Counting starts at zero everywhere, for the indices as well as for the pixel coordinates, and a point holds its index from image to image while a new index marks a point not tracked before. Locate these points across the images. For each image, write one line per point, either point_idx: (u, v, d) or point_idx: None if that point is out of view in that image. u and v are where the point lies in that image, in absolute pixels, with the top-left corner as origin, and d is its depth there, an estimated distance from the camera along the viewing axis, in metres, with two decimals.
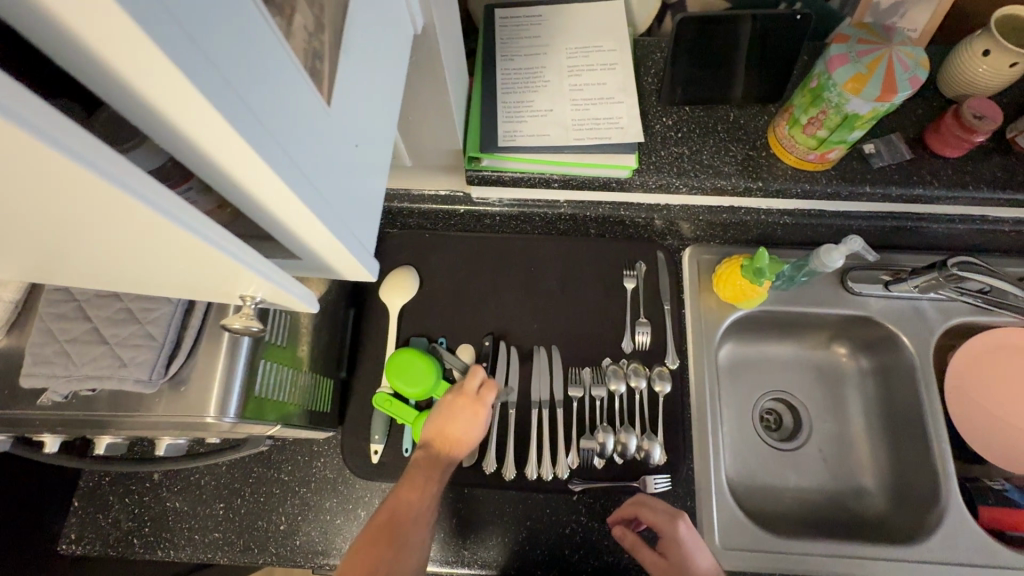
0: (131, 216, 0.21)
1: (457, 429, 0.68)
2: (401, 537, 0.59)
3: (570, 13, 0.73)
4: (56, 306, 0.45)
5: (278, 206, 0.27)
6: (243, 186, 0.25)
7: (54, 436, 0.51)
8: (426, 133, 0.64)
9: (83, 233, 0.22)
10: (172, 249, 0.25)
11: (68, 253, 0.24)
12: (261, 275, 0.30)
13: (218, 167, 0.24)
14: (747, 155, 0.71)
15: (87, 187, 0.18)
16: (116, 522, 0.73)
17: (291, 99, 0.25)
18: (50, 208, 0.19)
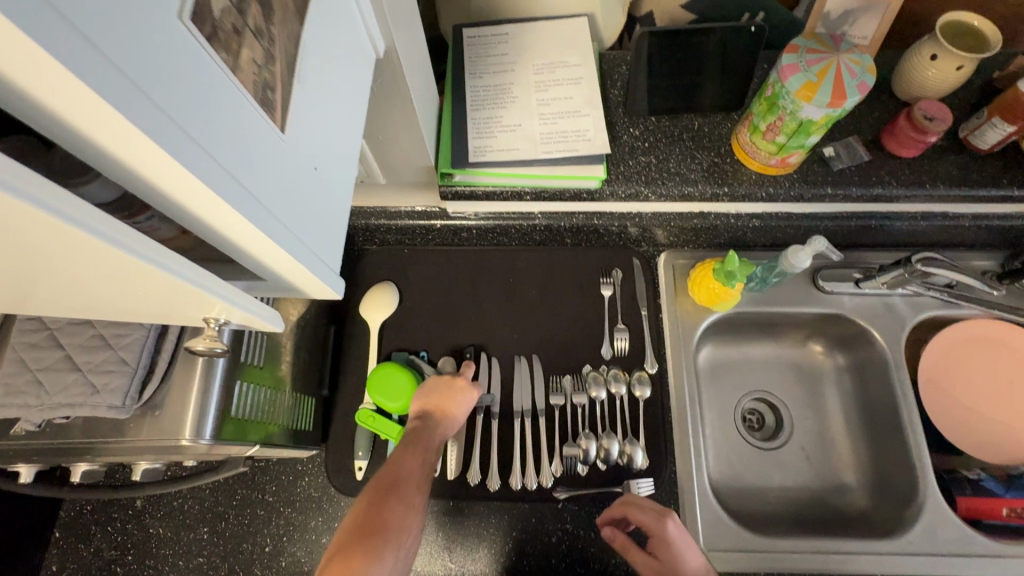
0: (82, 247, 0.22)
1: (451, 405, 0.69)
2: (403, 496, 0.59)
3: (535, 30, 0.76)
4: (28, 335, 0.46)
5: (237, 233, 0.28)
6: (198, 216, 0.26)
7: (29, 465, 0.51)
8: (398, 151, 0.66)
9: (37, 266, 0.23)
10: (128, 278, 0.26)
11: (25, 285, 0.25)
12: (224, 299, 0.30)
13: (172, 200, 0.24)
14: (712, 161, 0.73)
15: (31, 224, 0.19)
16: (98, 551, 0.73)
17: (240, 128, 0.26)
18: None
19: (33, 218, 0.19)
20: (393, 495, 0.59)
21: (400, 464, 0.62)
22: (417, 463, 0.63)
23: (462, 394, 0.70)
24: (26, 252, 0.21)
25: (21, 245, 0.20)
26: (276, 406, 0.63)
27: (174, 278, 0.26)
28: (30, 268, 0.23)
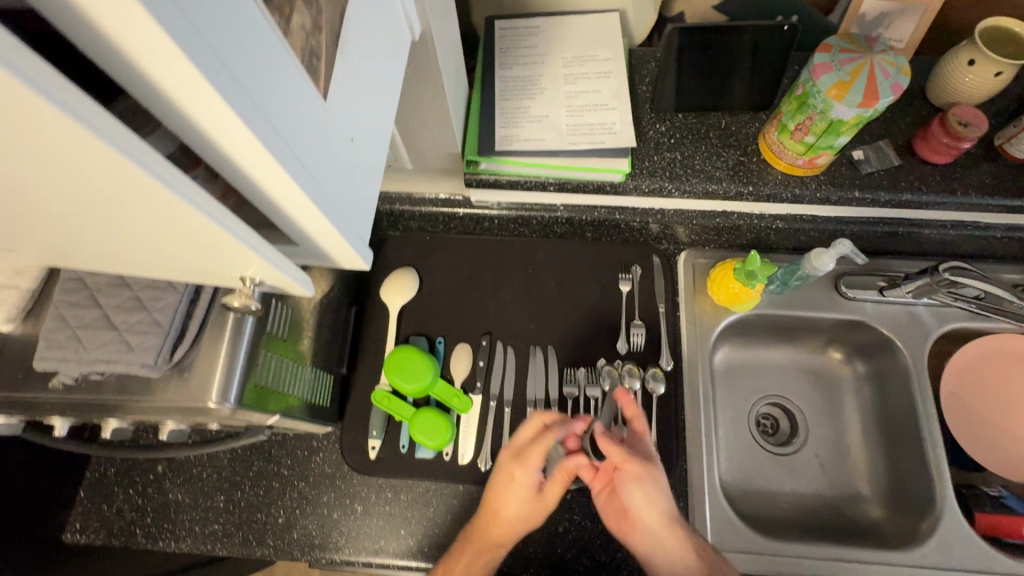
0: (138, 186, 0.23)
1: (507, 502, 0.66)
2: None
3: (566, 24, 0.76)
4: (70, 294, 0.48)
5: (278, 192, 0.29)
6: (246, 172, 0.27)
7: (65, 418, 0.54)
8: (426, 136, 0.67)
9: (90, 202, 0.24)
10: (177, 224, 0.27)
11: (77, 222, 0.26)
12: (261, 256, 0.32)
13: (221, 153, 0.26)
14: (738, 160, 0.73)
15: (86, 150, 0.20)
16: (120, 512, 0.75)
17: (289, 90, 0.27)
18: (63, 172, 0.21)
19: (87, 141, 0.20)
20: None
21: (457, 564, 0.66)
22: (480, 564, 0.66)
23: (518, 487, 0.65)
24: (83, 184, 0.22)
25: (78, 175, 0.22)
26: (297, 380, 0.65)
27: (217, 228, 0.27)
28: (85, 203, 0.24)
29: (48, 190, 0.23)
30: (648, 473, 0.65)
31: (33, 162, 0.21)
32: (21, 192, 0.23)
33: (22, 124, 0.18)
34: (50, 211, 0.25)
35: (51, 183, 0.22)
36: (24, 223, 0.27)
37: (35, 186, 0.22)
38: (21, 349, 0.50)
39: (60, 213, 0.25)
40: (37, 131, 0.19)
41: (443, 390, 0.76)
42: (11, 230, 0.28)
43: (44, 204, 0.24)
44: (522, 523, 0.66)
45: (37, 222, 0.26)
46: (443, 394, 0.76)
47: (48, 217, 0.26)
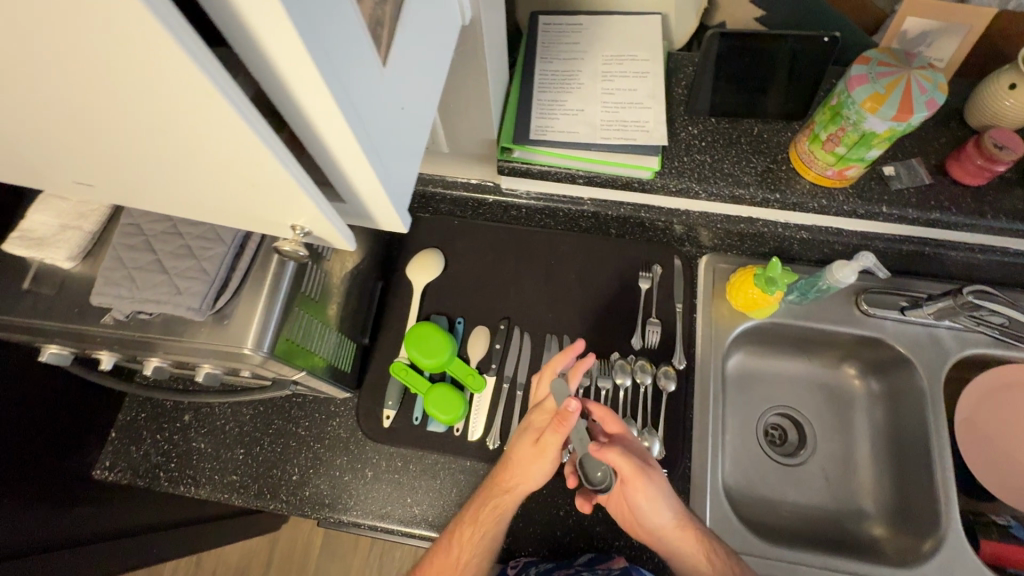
0: (226, 125, 0.26)
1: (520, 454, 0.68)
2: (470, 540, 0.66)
3: (608, 24, 0.78)
4: (129, 238, 0.52)
5: (342, 154, 0.32)
6: (319, 134, 0.30)
7: (111, 353, 0.58)
8: (465, 122, 0.70)
9: (177, 130, 0.27)
10: (250, 168, 0.30)
11: (162, 150, 0.30)
12: (318, 211, 0.35)
13: (301, 114, 0.29)
14: (767, 167, 0.74)
15: (188, 80, 0.23)
16: (147, 455, 0.80)
17: (362, 57, 0.30)
18: (168, 102, 0.25)
19: (190, 70, 0.23)
20: (468, 543, 0.66)
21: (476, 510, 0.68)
22: (492, 514, 0.67)
23: (541, 449, 0.66)
24: (177, 110, 0.25)
25: (174, 100, 0.25)
26: (322, 343, 0.68)
27: (286, 176, 0.30)
28: (173, 129, 0.27)
29: (147, 112, 0.26)
30: (651, 478, 0.65)
31: (141, 82, 0.24)
32: (124, 110, 0.26)
33: (141, 46, 0.21)
34: (142, 134, 0.28)
35: (155, 111, 0.26)
36: (116, 144, 0.30)
37: (136, 105, 0.26)
38: (79, 286, 0.55)
39: (150, 139, 0.29)
40: (156, 61, 0.22)
41: (462, 369, 0.78)
42: (101, 152, 0.32)
43: (139, 126, 0.27)
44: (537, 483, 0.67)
45: (128, 145, 0.30)
46: (461, 373, 0.78)
47: (138, 141, 0.29)
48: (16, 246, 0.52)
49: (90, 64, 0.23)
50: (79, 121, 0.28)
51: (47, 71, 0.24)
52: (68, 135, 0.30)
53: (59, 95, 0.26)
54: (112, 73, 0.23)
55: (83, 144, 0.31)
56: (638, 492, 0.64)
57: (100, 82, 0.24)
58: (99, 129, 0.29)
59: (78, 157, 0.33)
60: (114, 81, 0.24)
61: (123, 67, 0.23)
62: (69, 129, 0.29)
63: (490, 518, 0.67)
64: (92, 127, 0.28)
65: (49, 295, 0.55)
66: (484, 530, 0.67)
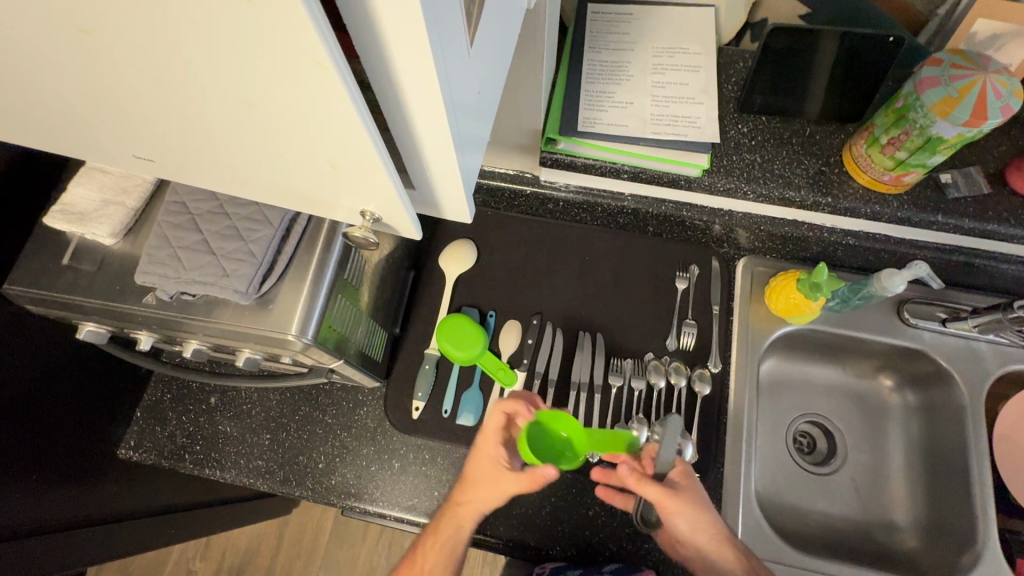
0: (332, 107, 0.25)
1: (474, 469, 0.68)
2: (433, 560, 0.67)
3: (658, 14, 0.76)
4: (174, 217, 0.51)
5: (431, 140, 0.31)
6: (412, 117, 0.29)
7: (149, 334, 0.57)
8: (512, 112, 0.67)
9: (272, 100, 0.26)
10: (341, 151, 0.29)
11: (245, 122, 0.28)
12: (399, 199, 0.34)
13: (399, 96, 0.28)
14: (819, 170, 0.72)
15: (308, 58, 0.22)
16: (172, 437, 0.79)
17: (460, 38, 0.28)
18: (278, 78, 0.24)
19: (309, 40, 0.21)
20: (432, 558, 0.67)
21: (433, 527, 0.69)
22: (450, 527, 0.67)
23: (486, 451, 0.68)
24: (279, 81, 0.24)
25: (281, 69, 0.23)
26: (357, 331, 0.66)
27: (376, 162, 0.30)
28: (269, 102, 0.26)
29: (249, 88, 0.25)
30: (684, 496, 0.65)
31: (256, 57, 0.23)
32: (220, 78, 0.25)
33: (264, 11, 0.20)
34: (230, 104, 0.27)
35: (261, 86, 0.25)
36: (203, 121, 0.29)
37: (236, 72, 0.24)
38: (120, 264, 0.53)
39: (244, 116, 0.28)
40: (281, 38, 0.21)
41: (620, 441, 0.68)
42: (178, 127, 0.30)
43: (231, 95, 0.26)
44: (476, 494, 0.66)
45: (209, 117, 0.28)
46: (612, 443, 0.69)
47: (225, 116, 0.28)
48: (58, 220, 0.51)
49: (199, 28, 0.21)
50: (163, 89, 0.26)
51: (147, 35, 0.22)
52: (145, 105, 0.29)
53: (150, 60, 0.24)
54: (227, 45, 0.22)
55: (165, 119, 0.30)
56: (677, 515, 0.64)
57: (208, 53, 0.23)
58: (182, 97, 0.27)
59: (145, 128, 0.32)
60: (224, 52, 0.23)
61: (237, 33, 0.21)
62: (148, 96, 0.27)
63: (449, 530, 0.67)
64: (175, 94, 0.27)
65: (89, 272, 0.54)
66: (444, 546, 0.67)
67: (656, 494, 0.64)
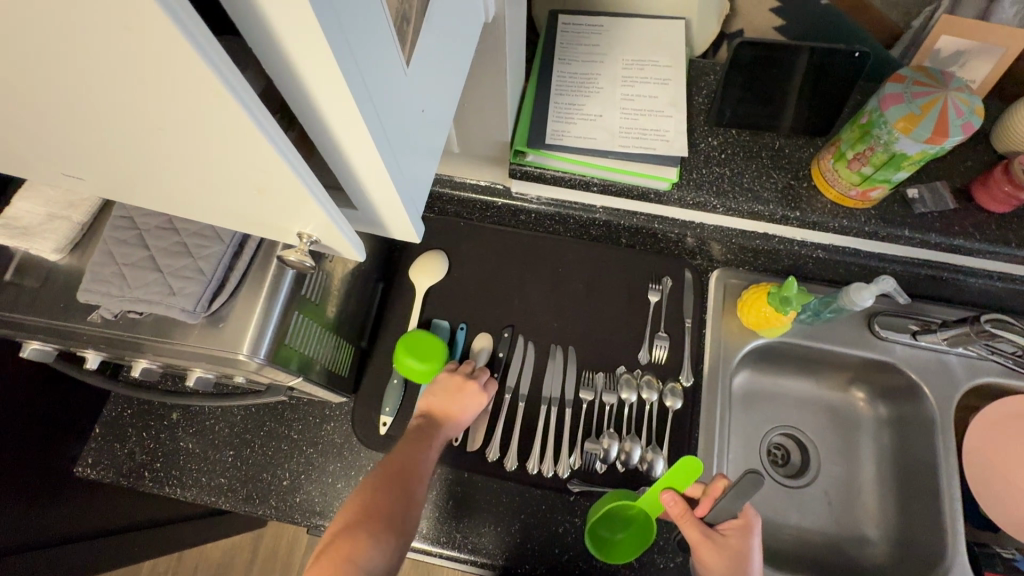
0: (242, 131, 0.24)
1: (462, 402, 0.70)
2: (410, 485, 0.62)
3: (629, 27, 0.76)
4: (121, 233, 0.50)
5: (361, 161, 0.30)
6: (335, 138, 0.28)
7: (96, 353, 0.55)
8: (479, 123, 0.67)
9: (178, 125, 0.24)
10: (260, 174, 0.28)
11: (158, 146, 0.27)
12: (333, 220, 0.33)
13: (319, 117, 0.27)
14: (788, 183, 0.71)
15: (201, 81, 0.21)
16: (131, 454, 0.76)
17: (386, 58, 0.27)
18: (179, 103, 0.23)
19: (199, 65, 0.20)
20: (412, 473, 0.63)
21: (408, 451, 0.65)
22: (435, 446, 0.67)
23: (470, 392, 0.71)
24: (180, 107, 0.23)
25: (179, 95, 0.22)
26: (321, 347, 0.65)
27: (299, 184, 0.29)
28: (177, 128, 0.25)
29: (151, 113, 0.24)
30: (728, 552, 0.61)
31: (149, 82, 0.22)
32: (121, 104, 0.23)
33: (143, 36, 0.19)
34: (138, 129, 0.25)
35: (165, 113, 0.24)
36: (116, 144, 0.28)
37: (134, 98, 0.23)
38: (66, 280, 0.52)
39: (154, 140, 0.26)
40: (170, 63, 0.20)
41: (671, 478, 0.64)
42: (95, 149, 0.29)
43: (135, 120, 0.25)
44: (465, 418, 0.70)
45: (120, 140, 0.27)
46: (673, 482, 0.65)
47: (137, 139, 0.27)
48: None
49: (82, 52, 0.20)
50: (67, 113, 0.25)
51: (37, 60, 0.21)
52: (55, 127, 0.27)
53: (44, 83, 0.23)
54: (117, 70, 0.21)
55: (79, 142, 0.29)
56: (710, 569, 0.60)
57: (101, 79, 0.22)
58: (88, 121, 0.26)
59: (58, 148, 0.30)
60: (116, 77, 0.22)
61: (122, 58, 0.20)
62: (50, 118, 0.26)
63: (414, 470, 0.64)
64: (80, 119, 0.25)
65: (33, 288, 0.52)
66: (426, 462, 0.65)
67: (694, 535, 0.62)
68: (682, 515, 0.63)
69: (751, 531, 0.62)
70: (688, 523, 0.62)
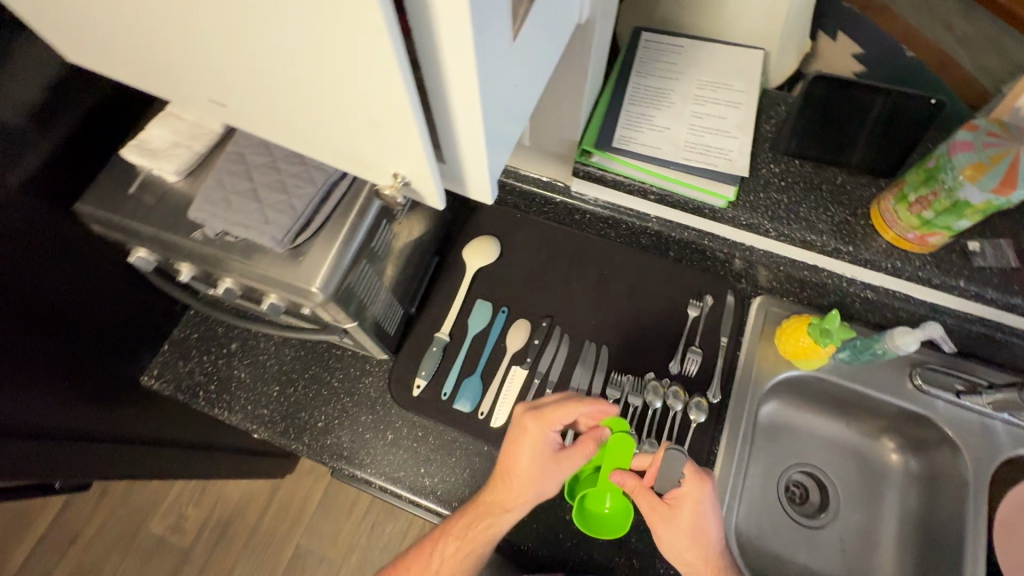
0: (380, 66, 0.29)
1: (520, 457, 0.67)
2: (449, 554, 0.69)
3: (709, 50, 0.79)
4: (231, 165, 0.57)
5: (464, 114, 0.35)
6: (448, 89, 0.33)
7: (191, 266, 0.62)
8: (553, 118, 0.71)
9: (330, 54, 0.30)
10: (381, 110, 0.33)
11: (306, 73, 0.32)
12: (428, 165, 0.38)
13: (441, 68, 0.31)
14: (845, 219, 0.72)
15: (365, 15, 0.26)
16: (190, 372, 0.84)
17: (503, 26, 0.32)
18: (340, 34, 0.28)
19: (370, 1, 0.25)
20: (452, 541, 0.69)
21: (460, 521, 0.69)
22: (484, 517, 0.67)
23: (525, 447, 0.67)
24: (338, 37, 0.28)
25: (343, 26, 0.27)
26: (377, 301, 0.70)
27: (411, 123, 0.33)
28: (328, 57, 0.30)
29: (313, 41, 0.29)
30: (673, 521, 0.65)
31: (324, 12, 0.27)
32: (294, 29, 0.29)
33: None
34: (296, 55, 0.31)
35: (325, 41, 0.29)
36: (272, 68, 0.33)
37: (305, 23, 0.28)
38: (178, 199, 0.59)
39: (304, 66, 0.32)
40: None
41: (609, 458, 0.68)
42: (251, 74, 0.35)
43: (298, 45, 0.30)
44: (526, 478, 0.66)
45: (277, 63, 0.33)
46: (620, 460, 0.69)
47: (291, 64, 0.32)
48: (134, 151, 0.58)
49: None
50: (246, 34, 0.31)
51: None
52: (229, 48, 0.33)
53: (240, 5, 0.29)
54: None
55: (241, 64, 0.35)
56: (661, 534, 0.66)
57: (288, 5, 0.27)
58: (259, 43, 0.32)
59: (221, 68, 0.36)
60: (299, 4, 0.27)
61: None
62: (230, 37, 0.32)
63: (479, 537, 0.67)
64: (254, 41, 0.31)
65: (149, 202, 0.60)
66: (472, 533, 0.68)
67: (644, 505, 0.67)
68: (631, 488, 0.68)
69: (697, 497, 0.65)
70: (637, 495, 0.67)
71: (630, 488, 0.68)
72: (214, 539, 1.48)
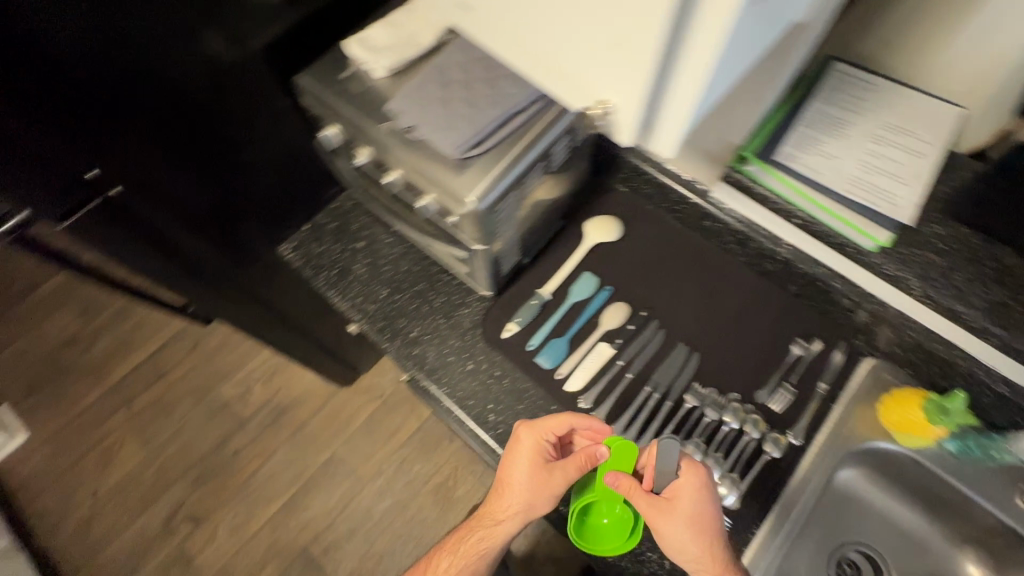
0: None
1: (515, 471, 0.70)
2: (461, 557, 0.76)
3: (904, 92, 0.76)
4: (434, 75, 0.64)
5: (695, 58, 0.38)
6: (694, 30, 0.36)
7: (369, 152, 0.70)
8: (723, 116, 0.73)
9: None
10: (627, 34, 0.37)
11: None
12: (639, 99, 0.41)
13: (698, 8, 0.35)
14: (1004, 300, 0.70)
15: None
16: (320, 254, 0.94)
17: None
18: None
19: None
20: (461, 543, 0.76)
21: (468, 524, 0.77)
22: (487, 522, 0.73)
23: (521, 463, 0.70)
24: None
25: None
26: (505, 236, 0.75)
27: (648, 52, 0.37)
28: None
29: None
30: (675, 516, 0.64)
31: None
32: None
33: None
34: None
35: None
36: None
37: None
38: (379, 93, 0.67)
39: None
40: None
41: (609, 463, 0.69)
42: None
43: None
44: (521, 488, 0.70)
45: None
46: (617, 464, 0.69)
47: None
48: (360, 42, 0.66)
49: None
50: None
51: None
52: None
53: None
54: None
55: None
56: (663, 533, 0.64)
57: None
58: None
59: None
60: None
61: None
62: None
63: (478, 541, 0.75)
64: None
65: (355, 89, 0.68)
66: (478, 535, 0.74)
67: (645, 506, 0.65)
68: (628, 492, 0.66)
69: (695, 491, 0.66)
70: (636, 499, 0.66)
71: (630, 492, 0.66)
72: (269, 420, 1.63)
